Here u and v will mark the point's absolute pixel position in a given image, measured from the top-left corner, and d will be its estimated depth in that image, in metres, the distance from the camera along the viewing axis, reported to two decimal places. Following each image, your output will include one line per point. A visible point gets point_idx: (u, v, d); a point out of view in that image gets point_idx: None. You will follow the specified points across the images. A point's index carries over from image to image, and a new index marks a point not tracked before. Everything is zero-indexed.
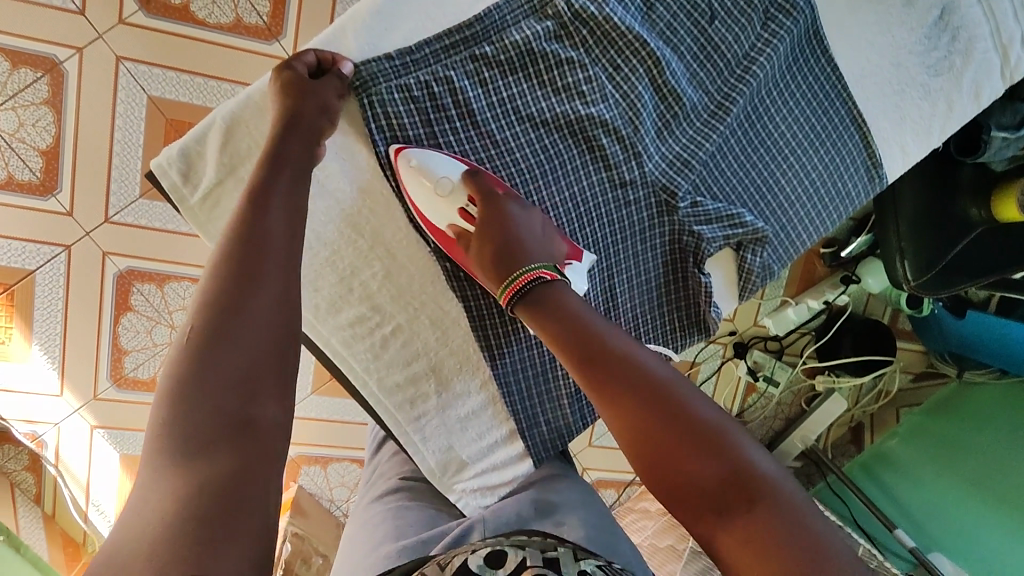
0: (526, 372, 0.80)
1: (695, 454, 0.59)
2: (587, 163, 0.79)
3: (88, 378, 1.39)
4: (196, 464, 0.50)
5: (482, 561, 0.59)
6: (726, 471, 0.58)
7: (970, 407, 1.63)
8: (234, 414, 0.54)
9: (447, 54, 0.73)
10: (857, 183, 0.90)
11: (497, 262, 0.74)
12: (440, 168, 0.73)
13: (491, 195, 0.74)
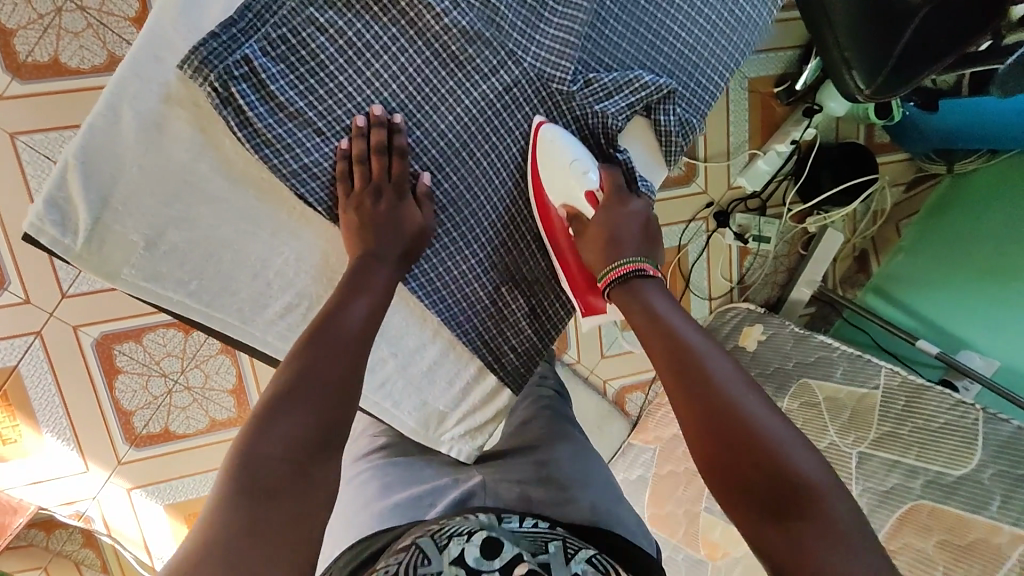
0: (469, 307, 0.78)
1: (770, 444, 0.64)
2: (462, 77, 0.73)
3: (107, 448, 1.41)
4: (258, 494, 0.57)
5: (476, 553, 0.71)
6: (799, 500, 0.61)
7: (969, 198, 1.59)
8: (286, 460, 0.60)
9: (271, 11, 0.68)
10: (755, 3, 0.83)
11: (601, 248, 0.79)
12: (571, 152, 0.77)
13: (617, 191, 0.80)
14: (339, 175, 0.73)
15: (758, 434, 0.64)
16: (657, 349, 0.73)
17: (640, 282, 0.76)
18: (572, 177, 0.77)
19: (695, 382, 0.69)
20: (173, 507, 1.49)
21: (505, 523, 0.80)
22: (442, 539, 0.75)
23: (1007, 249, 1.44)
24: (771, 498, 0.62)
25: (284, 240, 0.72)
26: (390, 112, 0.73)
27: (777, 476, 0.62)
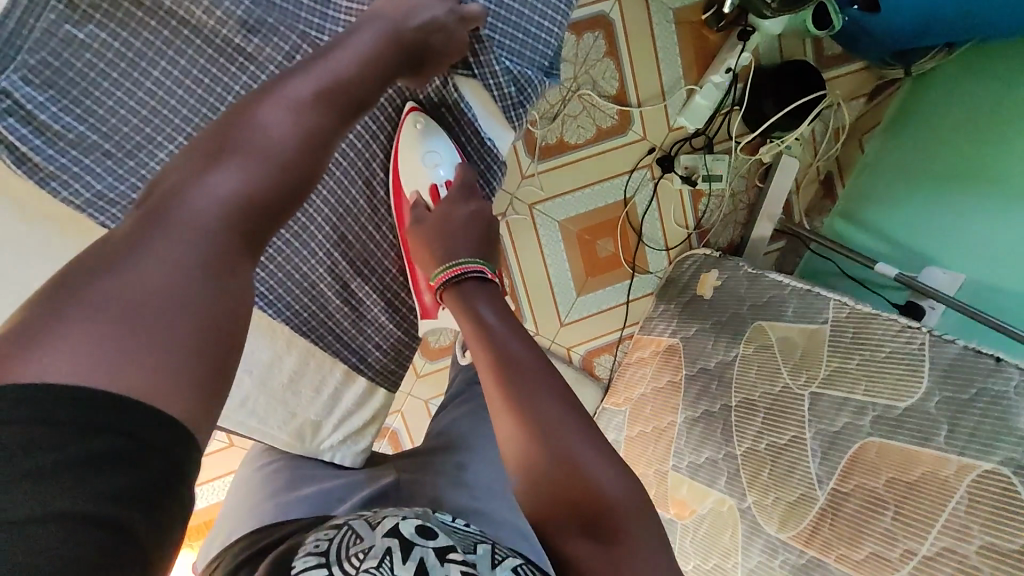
0: (310, 307, 0.85)
1: (567, 441, 0.65)
2: (244, 69, 0.80)
3: None
4: (132, 332, 0.51)
5: (412, 529, 0.61)
6: (591, 507, 0.62)
7: (929, 103, 1.47)
8: (169, 291, 0.54)
9: (28, 37, 0.73)
10: None
11: (437, 241, 0.87)
12: (429, 143, 0.89)
13: (467, 187, 0.92)
14: (128, 191, 0.78)
15: (559, 429, 0.66)
16: (479, 353, 0.77)
17: (471, 290, 0.84)
18: (420, 168, 0.89)
19: (504, 384, 0.71)
20: None
21: (444, 523, 0.68)
22: (375, 518, 0.64)
23: (968, 153, 1.32)
24: (569, 505, 0.63)
25: None
26: (181, 117, 0.79)
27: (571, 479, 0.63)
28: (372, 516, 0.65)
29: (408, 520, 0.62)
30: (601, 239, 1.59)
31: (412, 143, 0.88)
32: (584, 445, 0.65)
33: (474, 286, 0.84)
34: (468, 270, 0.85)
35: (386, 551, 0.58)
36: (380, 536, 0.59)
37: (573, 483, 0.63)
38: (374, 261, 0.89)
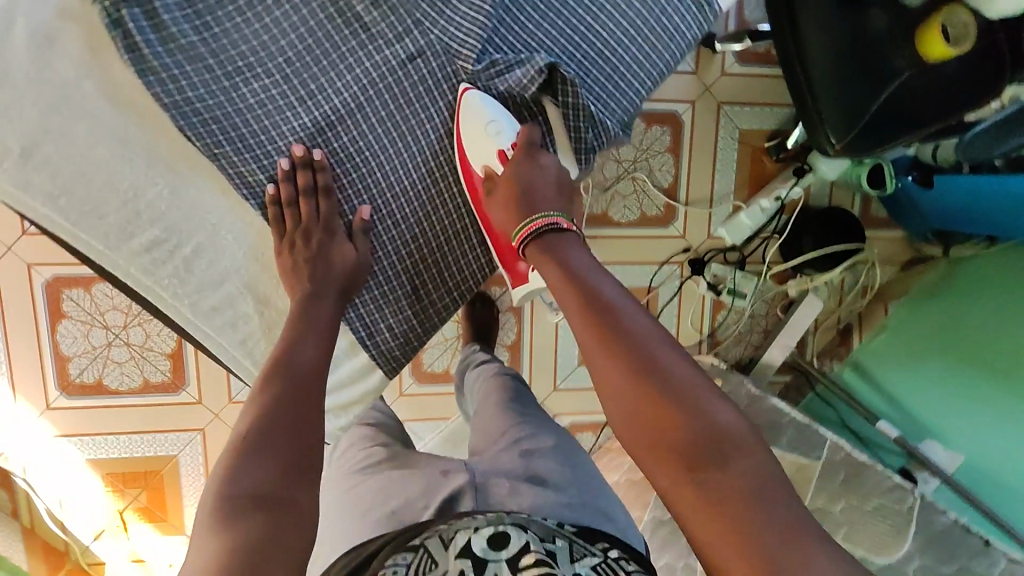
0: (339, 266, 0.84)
1: (679, 419, 0.65)
2: (361, 41, 0.81)
3: (38, 389, 1.41)
4: (233, 524, 0.62)
5: (484, 542, 0.63)
6: (719, 444, 0.63)
7: (959, 285, 1.49)
8: (255, 491, 0.65)
9: None
10: (684, 17, 0.88)
11: (515, 205, 0.83)
12: (485, 114, 0.86)
13: (530, 146, 0.87)
14: (218, 112, 0.78)
15: (672, 396, 0.66)
16: (573, 306, 0.73)
17: (556, 235, 0.80)
18: (488, 141, 0.86)
19: (609, 362, 0.68)
20: (94, 462, 1.45)
21: (519, 520, 0.71)
22: (449, 532, 0.66)
23: (994, 344, 1.36)
24: (694, 460, 0.63)
25: (174, 179, 0.79)
26: (287, 66, 0.80)
27: (692, 429, 0.64)
28: (444, 528, 0.68)
29: (480, 534, 0.65)
30: None
31: (477, 122, 0.86)
32: (688, 419, 0.64)
33: (558, 236, 0.79)
34: (543, 229, 0.79)
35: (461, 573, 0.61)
36: (455, 559, 0.63)
37: (689, 465, 0.63)
38: (422, 245, 0.88)
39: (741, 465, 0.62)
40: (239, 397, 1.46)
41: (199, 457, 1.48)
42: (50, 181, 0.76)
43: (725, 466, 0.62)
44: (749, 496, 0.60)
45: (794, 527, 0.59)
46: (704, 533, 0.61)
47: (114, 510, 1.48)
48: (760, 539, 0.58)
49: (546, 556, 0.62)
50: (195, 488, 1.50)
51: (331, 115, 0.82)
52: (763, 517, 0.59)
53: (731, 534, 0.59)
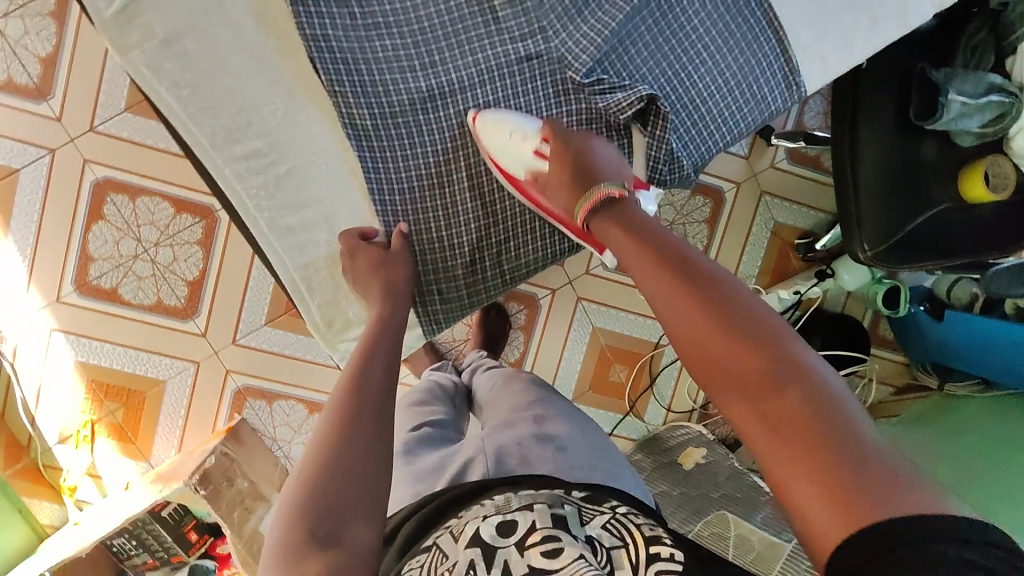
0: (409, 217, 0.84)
1: (747, 350, 0.61)
2: (488, 27, 0.79)
3: (54, 280, 1.42)
4: (311, 554, 0.56)
5: (493, 530, 0.65)
6: (815, 407, 0.55)
7: (943, 407, 1.53)
8: (326, 510, 0.60)
9: None
10: (775, 92, 0.86)
11: (576, 179, 0.82)
12: (512, 122, 0.82)
13: (568, 137, 0.83)
14: (344, 57, 0.77)
15: (750, 332, 0.62)
16: (647, 256, 0.72)
17: (616, 204, 0.78)
18: (516, 142, 0.82)
19: (674, 307, 0.66)
20: (82, 367, 1.45)
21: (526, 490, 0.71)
22: (459, 524, 0.67)
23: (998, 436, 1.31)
24: (779, 406, 0.57)
25: (291, 99, 0.78)
26: (409, 32, 0.78)
27: (795, 394, 0.57)
28: (455, 521, 0.69)
29: (489, 522, 0.66)
30: (619, 364, 1.61)
31: (498, 140, 0.82)
32: (761, 352, 0.60)
33: (626, 204, 0.77)
34: (600, 200, 0.79)
35: (470, 565, 0.62)
36: (462, 547, 0.64)
37: (755, 397, 0.58)
38: (488, 227, 0.86)
39: (822, 393, 0.57)
40: (243, 341, 1.48)
41: (187, 389, 1.48)
42: (168, 68, 0.75)
43: (802, 392, 0.57)
44: (817, 423, 0.55)
45: (884, 462, 0.52)
46: (781, 465, 0.55)
47: (84, 419, 1.47)
48: (851, 468, 0.52)
49: (555, 531, 0.63)
50: (171, 419, 1.49)
51: (440, 87, 0.80)
52: (849, 448, 0.53)
53: (808, 465, 0.53)
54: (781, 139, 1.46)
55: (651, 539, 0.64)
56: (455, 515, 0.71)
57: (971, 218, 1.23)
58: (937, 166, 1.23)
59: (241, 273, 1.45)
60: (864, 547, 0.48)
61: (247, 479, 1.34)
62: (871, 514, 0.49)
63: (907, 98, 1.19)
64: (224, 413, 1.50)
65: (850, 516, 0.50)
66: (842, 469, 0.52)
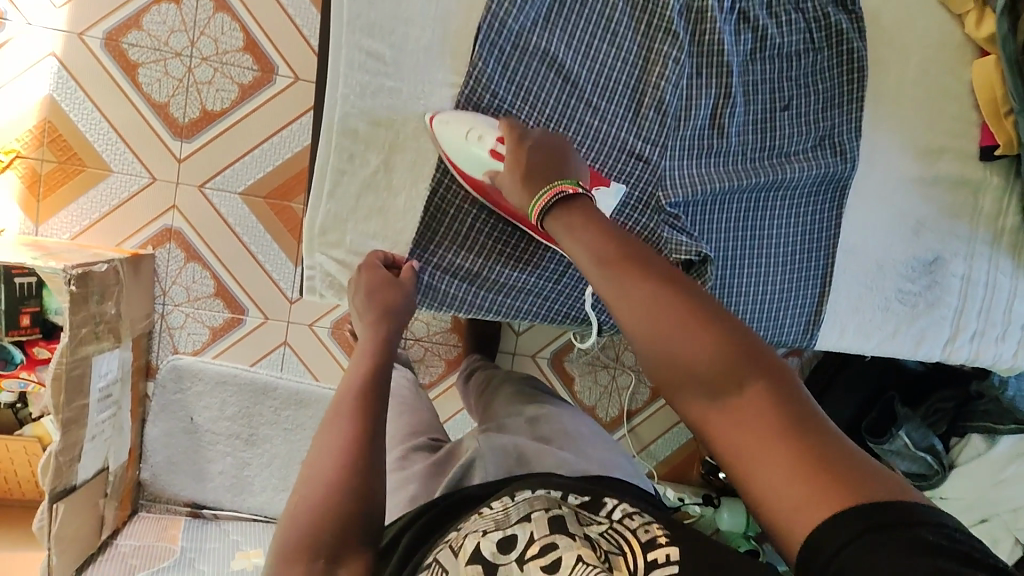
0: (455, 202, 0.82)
1: (699, 335, 0.53)
2: (623, 113, 0.82)
3: (89, 17, 1.34)
4: None
5: (493, 547, 0.54)
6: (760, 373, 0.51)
7: None
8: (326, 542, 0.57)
9: None
10: (792, 329, 0.90)
11: (532, 178, 0.71)
12: (472, 123, 0.77)
13: (516, 136, 0.75)
14: (502, 45, 0.77)
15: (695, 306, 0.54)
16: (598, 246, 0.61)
17: (568, 202, 0.67)
18: (470, 140, 0.76)
19: (631, 286, 0.57)
20: (50, 104, 1.35)
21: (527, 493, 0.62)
22: (457, 538, 0.58)
23: None
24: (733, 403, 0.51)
25: (438, 41, 0.77)
26: (565, 66, 0.80)
27: (748, 375, 0.51)
28: (455, 532, 0.59)
29: (489, 536, 0.55)
30: None
31: (453, 138, 0.76)
32: (715, 333, 0.53)
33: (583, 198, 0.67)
34: (552, 198, 0.67)
35: None
36: (463, 566, 0.54)
37: (710, 387, 0.52)
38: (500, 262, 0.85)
39: (779, 376, 0.51)
40: (208, 192, 1.42)
41: (125, 193, 1.39)
42: None
43: (764, 381, 0.51)
44: (778, 415, 0.49)
45: (840, 441, 0.48)
46: (742, 444, 0.50)
47: (10, 145, 1.34)
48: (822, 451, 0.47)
49: (552, 538, 0.54)
50: (90, 206, 1.39)
51: (556, 125, 0.81)
52: (819, 434, 0.48)
53: (786, 451, 0.48)
54: None
55: (650, 544, 0.54)
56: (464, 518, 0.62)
57: None
58: None
59: (254, 139, 1.41)
60: (850, 526, 0.43)
61: (116, 308, 1.24)
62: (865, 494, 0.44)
63: (867, 410, 1.27)
64: (139, 237, 1.41)
65: (832, 500, 0.45)
66: (824, 449, 0.47)
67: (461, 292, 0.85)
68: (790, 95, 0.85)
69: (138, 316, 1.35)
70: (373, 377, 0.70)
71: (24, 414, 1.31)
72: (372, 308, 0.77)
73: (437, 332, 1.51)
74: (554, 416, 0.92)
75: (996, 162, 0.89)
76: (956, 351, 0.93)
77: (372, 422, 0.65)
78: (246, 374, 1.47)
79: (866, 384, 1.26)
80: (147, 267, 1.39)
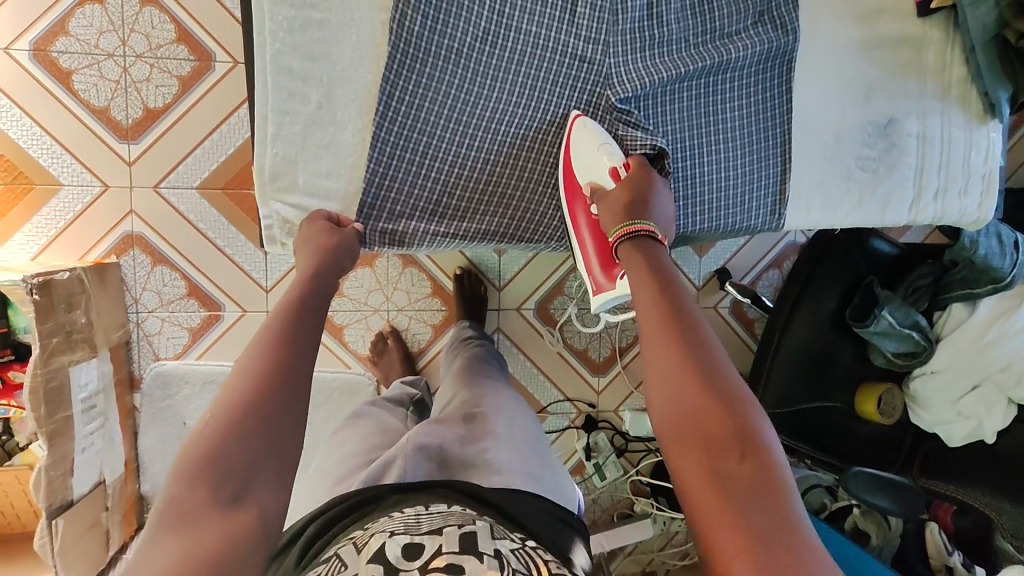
0: (404, 134, 0.80)
1: (717, 409, 0.60)
2: (561, 16, 0.81)
3: (13, 30, 1.30)
4: (220, 520, 0.53)
5: (398, 551, 0.56)
6: (751, 450, 0.58)
7: None
8: (241, 461, 0.57)
9: None
10: (760, 212, 0.91)
11: (629, 208, 0.78)
12: (607, 136, 0.83)
13: (645, 167, 0.82)
14: None
15: (720, 383, 0.62)
16: (651, 298, 0.69)
17: (650, 244, 0.76)
18: (601, 155, 0.82)
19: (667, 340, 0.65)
20: None
21: (439, 513, 0.64)
22: (364, 539, 0.60)
23: None
24: (724, 467, 0.57)
25: None
26: None
27: (740, 447, 0.58)
28: (360, 535, 0.62)
29: (396, 541, 0.57)
30: None
31: (589, 144, 0.83)
32: (727, 411, 0.60)
33: (652, 242, 0.75)
34: (638, 231, 0.76)
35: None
36: (365, 563, 0.55)
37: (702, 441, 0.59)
38: (458, 186, 0.85)
39: (766, 459, 0.57)
40: (164, 191, 1.39)
41: (79, 205, 1.36)
42: None
43: (752, 464, 0.57)
44: (752, 491, 0.55)
45: (804, 536, 0.52)
46: (703, 498, 0.56)
47: None
48: (769, 526, 0.52)
49: (460, 558, 0.55)
50: (46, 223, 1.35)
51: (496, 37, 0.80)
52: (782, 517, 0.53)
53: (740, 521, 0.53)
54: (733, 287, 1.51)
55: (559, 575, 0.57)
56: (362, 526, 0.65)
57: (854, 430, 1.32)
58: (851, 373, 1.32)
59: (204, 131, 1.38)
60: None
61: (87, 317, 1.21)
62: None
63: (848, 299, 1.28)
64: (102, 248, 1.37)
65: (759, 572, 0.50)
66: (782, 534, 0.52)
67: (415, 222, 0.85)
68: None
69: (113, 326, 1.32)
70: (307, 311, 0.70)
71: (11, 444, 1.26)
72: (309, 249, 0.76)
73: (418, 300, 1.49)
74: (489, 418, 0.91)
75: (933, 17, 0.90)
76: (922, 212, 0.95)
77: (297, 362, 0.65)
78: None
79: (843, 276, 1.28)
80: (114, 276, 1.36)
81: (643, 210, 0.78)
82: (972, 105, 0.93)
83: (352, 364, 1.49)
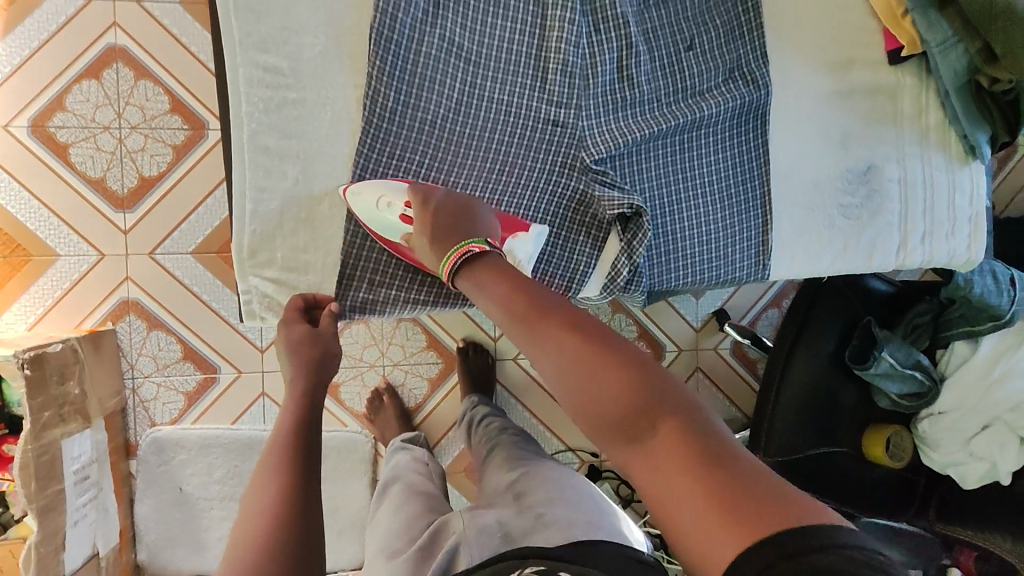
0: None
1: (617, 384, 0.56)
2: (531, 84, 0.83)
3: (12, 107, 1.34)
4: None
5: None
6: (664, 412, 0.54)
7: None
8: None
9: None
10: (743, 263, 0.90)
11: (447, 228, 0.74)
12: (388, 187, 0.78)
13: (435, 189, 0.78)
14: (398, 36, 0.77)
15: (613, 354, 0.58)
16: (519, 300, 0.64)
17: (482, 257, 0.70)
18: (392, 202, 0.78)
19: (555, 335, 0.59)
20: None
21: None
22: None
23: None
24: (651, 446, 0.53)
25: (333, 44, 0.78)
26: (465, 47, 0.81)
27: (657, 419, 0.54)
28: None
29: None
30: None
31: (366, 206, 0.78)
32: (629, 379, 0.56)
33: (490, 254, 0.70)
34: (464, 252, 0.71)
35: None
36: None
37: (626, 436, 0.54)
38: None
39: (691, 414, 0.54)
40: (159, 257, 1.41)
41: (75, 274, 1.38)
42: None
43: (674, 424, 0.53)
44: (688, 454, 0.51)
45: (749, 470, 0.51)
46: (656, 489, 0.52)
47: None
48: (725, 478, 0.50)
49: None
50: (42, 293, 1.37)
51: (469, 106, 0.82)
52: (729, 461, 0.51)
53: (695, 488, 0.50)
54: (731, 329, 1.49)
55: None
56: None
57: (864, 475, 1.28)
58: (856, 415, 1.29)
59: (196, 197, 1.41)
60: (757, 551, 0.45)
61: (80, 387, 1.21)
62: (769, 519, 0.47)
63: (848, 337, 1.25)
64: (98, 315, 1.39)
65: (736, 533, 0.47)
66: (734, 479, 0.50)
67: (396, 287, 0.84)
68: (691, 35, 0.87)
69: (107, 393, 1.33)
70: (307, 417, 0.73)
71: (7, 516, 1.26)
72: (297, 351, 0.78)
73: (413, 354, 1.49)
74: (538, 486, 0.89)
75: (906, 64, 0.90)
76: (910, 256, 0.93)
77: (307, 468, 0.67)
78: (229, 432, 1.43)
79: (842, 315, 1.24)
80: (109, 343, 1.36)
81: (463, 225, 0.74)
82: (952, 148, 0.92)
83: (349, 422, 1.47)
